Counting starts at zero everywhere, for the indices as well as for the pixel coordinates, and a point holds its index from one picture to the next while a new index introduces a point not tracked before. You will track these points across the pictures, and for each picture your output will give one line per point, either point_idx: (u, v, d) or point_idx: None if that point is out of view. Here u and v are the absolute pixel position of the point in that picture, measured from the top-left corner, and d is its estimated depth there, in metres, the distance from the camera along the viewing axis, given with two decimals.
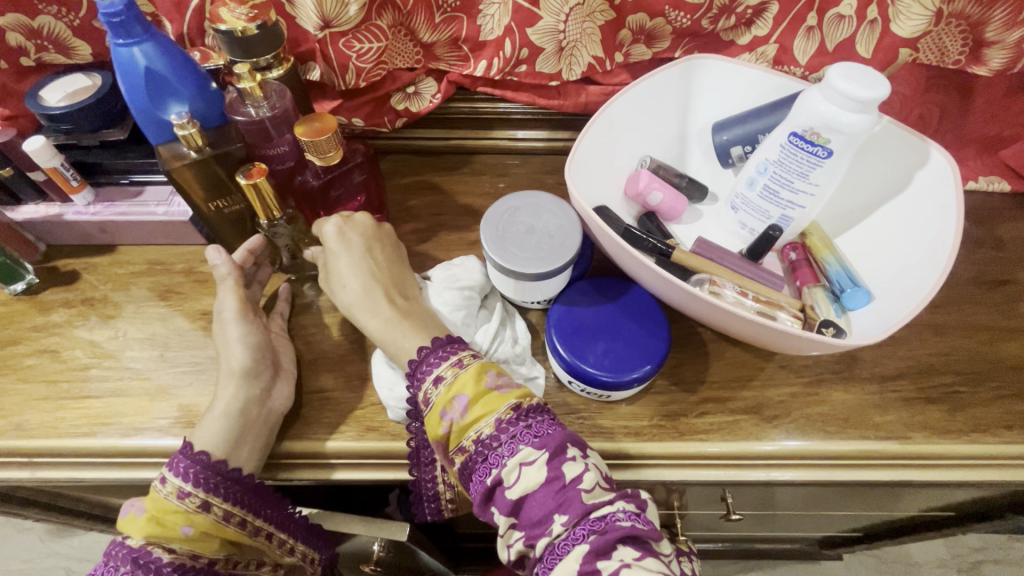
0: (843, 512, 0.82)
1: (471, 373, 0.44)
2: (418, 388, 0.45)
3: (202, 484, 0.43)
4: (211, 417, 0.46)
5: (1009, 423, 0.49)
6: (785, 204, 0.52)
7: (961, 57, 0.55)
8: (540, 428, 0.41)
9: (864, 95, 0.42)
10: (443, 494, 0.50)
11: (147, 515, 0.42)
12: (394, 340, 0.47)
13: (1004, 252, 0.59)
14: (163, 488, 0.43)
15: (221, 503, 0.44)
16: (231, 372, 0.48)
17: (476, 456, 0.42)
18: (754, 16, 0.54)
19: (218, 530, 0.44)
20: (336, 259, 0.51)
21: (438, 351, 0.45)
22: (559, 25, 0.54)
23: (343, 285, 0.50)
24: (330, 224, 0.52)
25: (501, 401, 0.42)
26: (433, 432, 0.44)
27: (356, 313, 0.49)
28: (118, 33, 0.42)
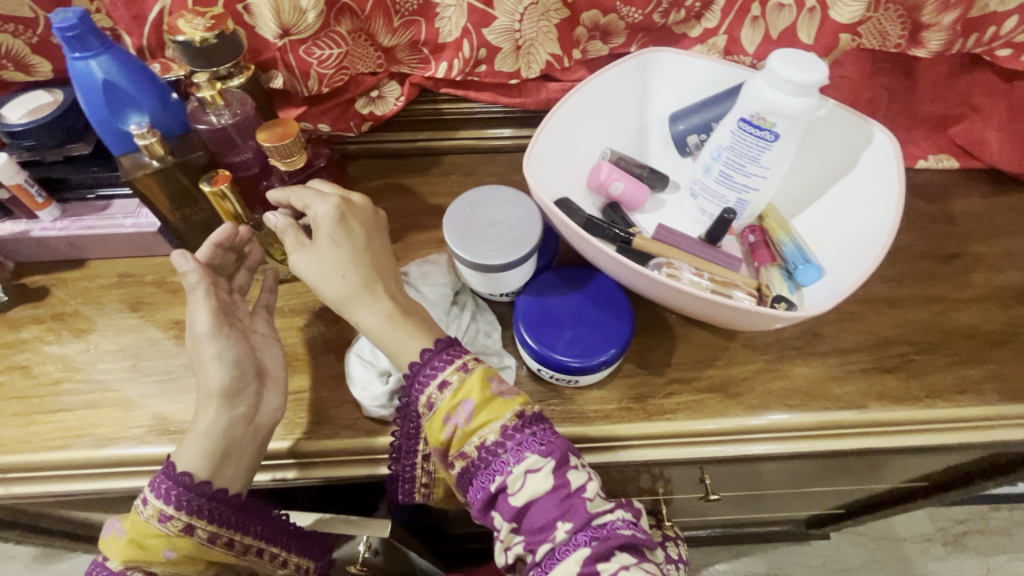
0: (824, 488, 0.84)
1: (476, 379, 0.44)
2: (420, 392, 0.44)
3: (184, 508, 0.43)
4: (194, 437, 0.44)
5: (962, 387, 0.51)
6: (739, 187, 0.53)
7: (901, 40, 0.57)
8: (545, 436, 0.42)
9: (805, 79, 0.44)
10: (420, 478, 0.51)
11: (128, 538, 0.42)
12: (394, 340, 0.45)
13: (956, 226, 0.61)
14: (145, 510, 0.43)
15: (204, 525, 0.44)
16: (213, 390, 0.45)
17: (478, 461, 0.42)
18: (703, 9, 0.56)
19: (201, 552, 0.44)
20: (333, 243, 0.46)
21: (442, 355, 0.44)
22: (514, 25, 0.56)
23: (337, 274, 0.46)
24: (326, 203, 0.47)
25: (506, 408, 0.43)
26: (434, 436, 0.44)
27: (351, 309, 0.46)
28: (74, 47, 0.43)
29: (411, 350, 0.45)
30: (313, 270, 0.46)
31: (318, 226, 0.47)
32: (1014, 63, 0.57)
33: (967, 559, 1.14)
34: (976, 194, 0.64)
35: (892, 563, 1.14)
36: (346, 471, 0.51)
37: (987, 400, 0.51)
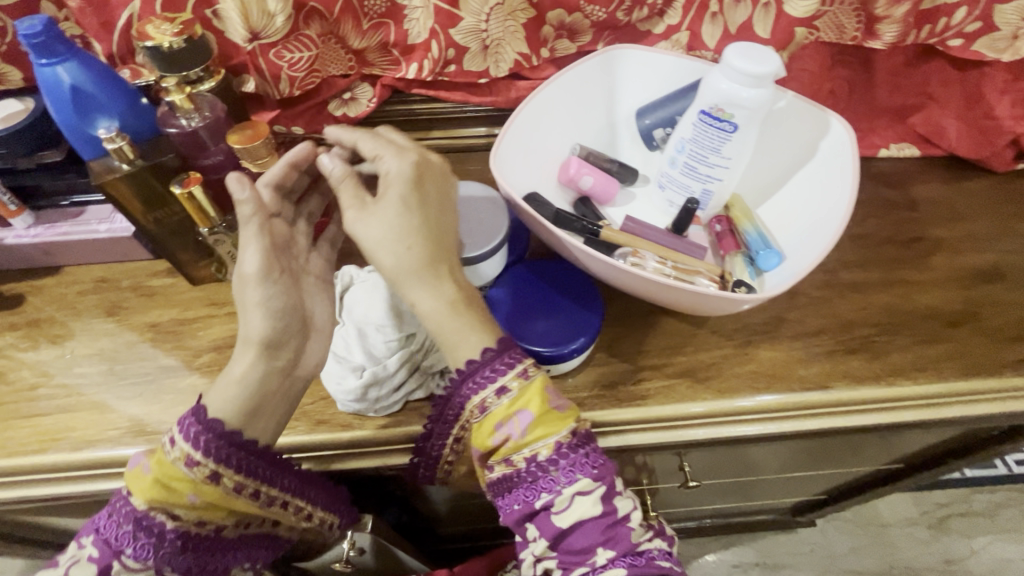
0: (806, 473, 0.85)
1: (535, 390, 0.43)
2: (474, 392, 0.43)
3: (212, 455, 0.41)
4: (226, 382, 0.43)
5: (922, 365, 0.53)
6: (705, 178, 0.54)
7: (857, 33, 0.59)
8: (597, 459, 0.43)
9: (757, 70, 0.46)
10: (445, 456, 0.49)
11: (153, 478, 0.41)
12: (451, 330, 0.43)
13: (918, 212, 0.63)
14: (172, 452, 0.41)
15: (231, 474, 0.42)
16: (259, 333, 0.44)
17: (525, 474, 0.42)
18: (665, 7, 0.58)
19: (226, 501, 0.43)
20: (403, 206, 0.42)
21: (503, 357, 0.43)
22: (481, 25, 0.57)
23: (404, 243, 0.42)
24: (402, 160, 0.44)
25: (562, 423, 0.43)
26: (482, 439, 0.43)
27: (407, 286, 0.43)
28: (40, 53, 0.44)
29: (468, 348, 0.43)
30: (378, 229, 0.42)
31: (388, 186, 0.43)
32: (966, 52, 0.58)
33: (951, 541, 1.15)
34: (936, 180, 0.66)
35: (878, 548, 1.15)
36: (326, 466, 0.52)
37: (945, 376, 0.52)
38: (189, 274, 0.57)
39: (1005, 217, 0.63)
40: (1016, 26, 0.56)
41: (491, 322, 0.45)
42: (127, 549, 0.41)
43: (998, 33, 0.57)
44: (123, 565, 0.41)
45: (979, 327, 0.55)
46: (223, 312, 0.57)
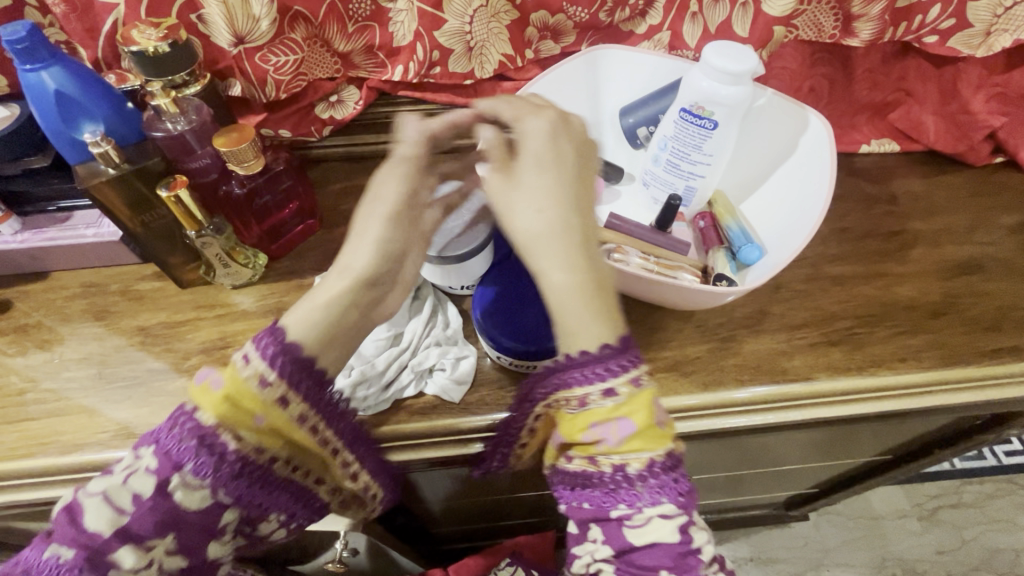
0: (796, 466, 0.86)
1: (642, 400, 0.39)
2: (578, 386, 0.39)
3: (285, 377, 0.38)
4: (308, 303, 0.39)
5: (903, 355, 0.54)
6: (687, 175, 0.55)
7: (835, 31, 0.60)
8: (684, 485, 0.40)
9: (734, 67, 0.47)
10: (520, 438, 0.48)
11: (224, 394, 0.37)
12: (572, 315, 0.39)
13: (898, 205, 0.64)
14: (246, 367, 0.37)
15: (300, 401, 0.38)
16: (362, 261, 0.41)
17: (608, 479, 0.40)
18: (646, 7, 0.59)
19: (290, 429, 0.39)
20: (539, 168, 0.40)
21: (618, 358, 0.39)
22: (465, 27, 0.57)
23: (535, 208, 0.39)
24: (540, 121, 0.41)
25: (658, 440, 0.40)
26: (572, 431, 0.41)
27: (537, 254, 0.39)
28: (24, 58, 0.44)
29: (582, 341, 0.39)
30: (515, 195, 0.40)
31: (525, 148, 0.40)
32: (942, 49, 0.60)
33: (941, 533, 1.16)
34: (916, 174, 0.67)
35: (870, 540, 1.16)
36: None
37: (925, 365, 0.53)
38: (176, 277, 0.57)
39: (983, 210, 0.64)
40: (989, 23, 0.57)
41: (615, 314, 0.40)
42: (187, 464, 0.37)
43: (972, 29, 0.58)
44: (181, 481, 0.37)
45: (958, 317, 0.56)
46: (212, 314, 0.57)
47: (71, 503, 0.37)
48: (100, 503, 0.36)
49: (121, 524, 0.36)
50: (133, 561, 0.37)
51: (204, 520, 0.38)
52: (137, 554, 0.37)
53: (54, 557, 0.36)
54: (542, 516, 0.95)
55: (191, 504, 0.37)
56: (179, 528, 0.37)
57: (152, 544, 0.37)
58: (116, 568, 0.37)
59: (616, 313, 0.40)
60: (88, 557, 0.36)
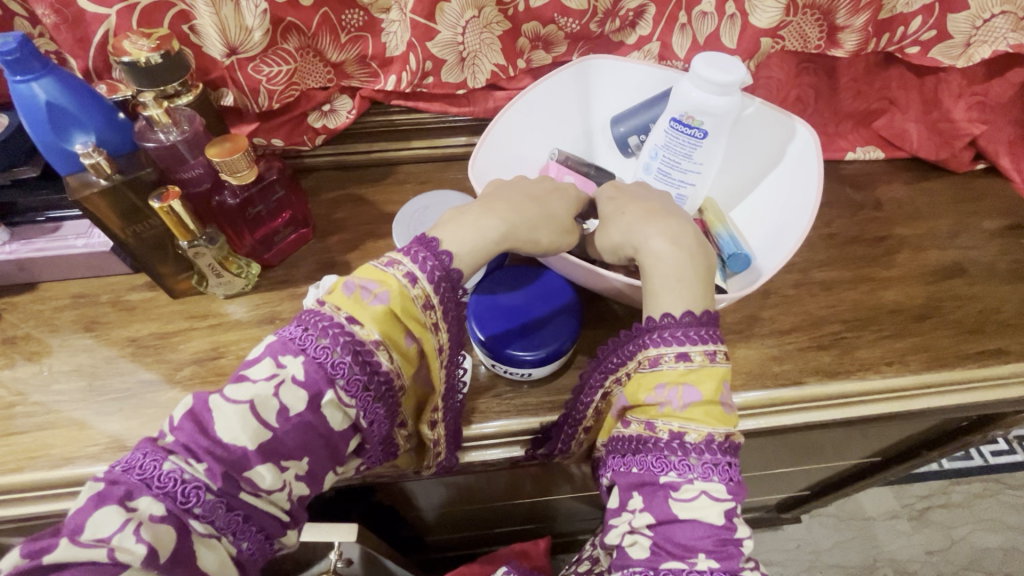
0: (788, 469, 0.87)
1: (715, 372, 0.41)
2: (655, 346, 0.42)
3: (442, 302, 0.43)
4: (469, 233, 0.45)
5: (890, 359, 0.55)
6: (677, 183, 0.56)
7: (820, 41, 0.61)
8: (736, 473, 0.40)
9: (724, 79, 0.48)
10: (585, 420, 0.49)
11: (388, 309, 0.40)
12: (668, 276, 0.44)
13: (883, 211, 0.66)
14: (413, 289, 0.41)
15: (443, 332, 0.44)
16: (512, 217, 0.46)
17: (661, 444, 0.40)
18: (636, 18, 0.60)
19: (430, 357, 0.43)
20: (615, 192, 0.51)
21: (699, 326, 0.42)
22: (457, 38, 0.58)
23: (619, 212, 0.49)
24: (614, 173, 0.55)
25: (722, 421, 0.40)
26: (636, 391, 0.42)
27: (635, 236, 0.46)
28: (14, 70, 0.43)
29: (677, 302, 0.43)
30: (608, 204, 0.50)
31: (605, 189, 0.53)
32: (924, 59, 0.61)
33: (931, 533, 1.18)
34: (900, 181, 0.69)
35: (861, 541, 1.17)
36: None
37: (911, 369, 0.54)
38: (168, 287, 0.57)
39: (965, 215, 0.65)
40: (969, 34, 0.58)
41: (708, 286, 0.44)
42: (340, 380, 0.38)
43: (952, 40, 0.59)
44: (333, 398, 0.38)
45: (943, 321, 0.57)
46: (204, 324, 0.57)
47: (197, 409, 0.37)
48: (245, 413, 0.36)
49: (265, 439, 0.36)
50: (269, 480, 0.36)
51: (337, 441, 0.39)
52: (274, 472, 0.37)
53: (176, 471, 0.35)
54: (539, 522, 0.95)
55: (334, 423, 0.38)
56: (314, 447, 0.38)
57: (287, 464, 0.37)
58: (253, 485, 0.36)
59: (707, 289, 0.44)
60: (225, 469, 0.35)
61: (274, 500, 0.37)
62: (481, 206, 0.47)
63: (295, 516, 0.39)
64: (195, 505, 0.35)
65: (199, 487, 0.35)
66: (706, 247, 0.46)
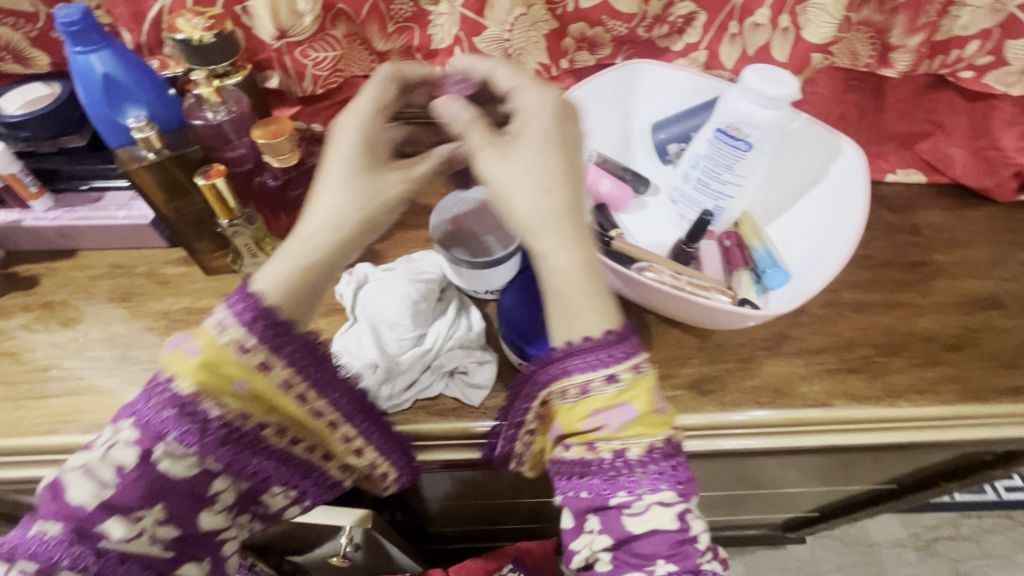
0: (800, 489, 0.86)
1: (644, 385, 0.40)
2: (580, 372, 0.40)
3: (265, 343, 0.37)
4: (289, 257, 0.38)
5: (921, 388, 0.54)
6: (716, 194, 0.56)
7: (870, 60, 0.60)
8: (682, 474, 0.41)
9: (776, 92, 0.47)
10: (526, 423, 0.47)
11: (201, 360, 0.36)
12: (574, 301, 0.40)
13: (919, 237, 0.65)
14: (221, 335, 0.36)
15: (281, 367, 0.38)
16: (368, 202, 0.38)
17: (609, 466, 0.40)
18: (685, 25, 0.59)
19: (275, 394, 0.39)
20: (543, 146, 0.39)
21: (619, 345, 0.40)
22: (505, 34, 0.58)
23: (545, 188, 0.39)
24: (540, 95, 0.41)
25: (659, 426, 0.40)
26: (572, 420, 0.41)
27: (543, 234, 0.39)
28: (76, 41, 0.44)
29: (586, 325, 0.40)
30: (523, 162, 0.39)
31: (524, 121, 0.40)
32: (977, 84, 0.60)
33: (937, 564, 1.16)
34: (940, 207, 0.67)
35: (865, 567, 1.16)
36: None
37: (942, 399, 0.53)
38: (202, 263, 0.58)
39: (1006, 246, 0.64)
40: None
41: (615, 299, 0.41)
42: (170, 434, 0.37)
43: (1008, 68, 0.58)
44: (165, 450, 0.37)
45: (976, 352, 0.56)
46: None
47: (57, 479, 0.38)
48: (79, 476, 0.36)
49: (106, 496, 0.36)
50: (121, 530, 0.37)
51: (192, 486, 0.38)
52: (125, 523, 0.37)
53: (39, 533, 0.37)
54: (541, 522, 0.96)
55: (175, 472, 0.37)
56: (166, 495, 0.38)
57: (141, 515, 0.37)
58: (106, 537, 0.37)
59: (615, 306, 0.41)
60: (77, 526, 0.36)
61: (141, 544, 0.38)
62: (323, 207, 0.38)
63: (183, 552, 0.40)
64: (62, 559, 0.36)
65: (60, 543, 0.36)
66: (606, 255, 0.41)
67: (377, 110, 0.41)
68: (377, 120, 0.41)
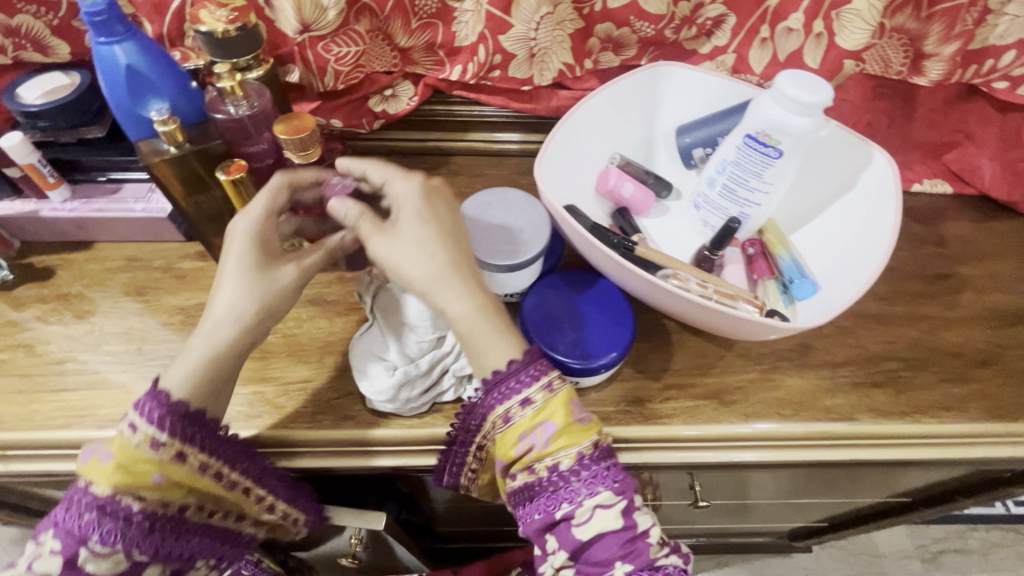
0: (812, 500, 0.85)
1: (559, 399, 0.44)
2: (501, 402, 0.44)
3: (176, 436, 0.42)
4: (191, 358, 0.44)
5: (947, 404, 0.53)
6: (742, 201, 0.55)
7: (903, 68, 0.59)
8: (616, 472, 0.43)
9: (811, 99, 0.46)
10: (469, 463, 0.49)
11: (115, 463, 0.41)
12: (480, 336, 0.45)
13: (945, 249, 0.63)
14: (134, 436, 0.41)
15: (195, 453, 0.43)
16: (263, 293, 0.44)
17: (547, 482, 0.43)
18: (714, 27, 0.58)
19: (191, 480, 0.43)
20: (419, 222, 0.46)
21: (528, 370, 0.44)
22: (530, 33, 0.57)
23: (427, 254, 0.45)
24: (408, 183, 0.48)
25: (584, 435, 0.43)
26: (505, 449, 0.44)
27: (440, 292, 0.45)
28: (100, 31, 0.44)
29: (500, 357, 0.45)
30: (403, 240, 0.45)
31: (404, 204, 0.47)
32: (1011, 95, 0.58)
33: None
34: (967, 219, 0.66)
35: None
36: (350, 463, 0.50)
37: (970, 416, 0.52)
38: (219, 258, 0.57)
39: None
40: None
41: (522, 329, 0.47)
42: (92, 536, 0.40)
43: None
44: (89, 553, 0.40)
45: (1004, 369, 0.55)
46: None
47: None
48: None
49: None
50: None
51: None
52: None
53: None
54: None
55: (102, 569, 0.41)
56: None
57: None
58: None
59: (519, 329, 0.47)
60: None
61: None
62: (221, 306, 0.44)
63: None
64: None
65: None
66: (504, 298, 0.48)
67: (267, 210, 0.46)
68: (270, 221, 0.47)
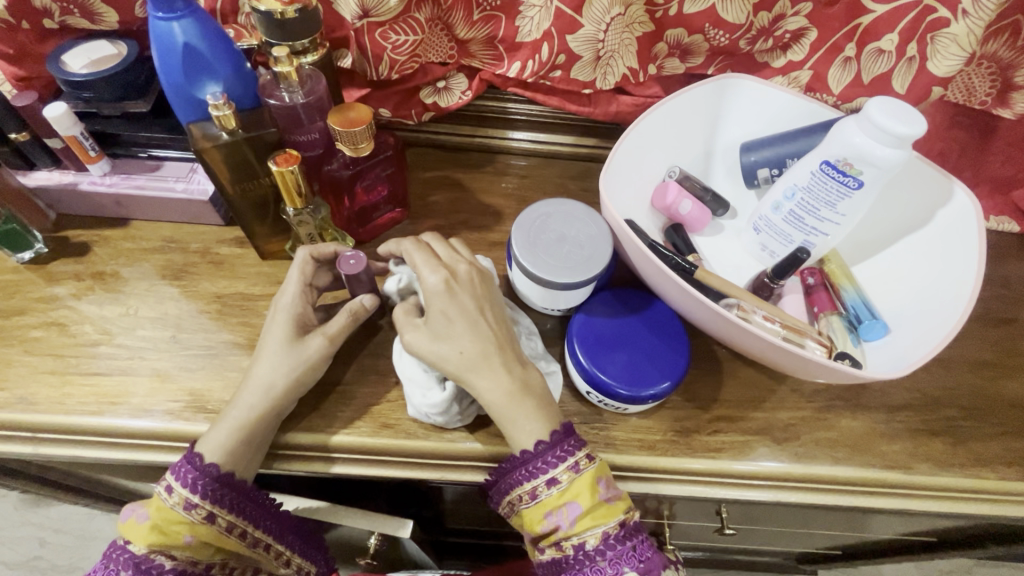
0: (831, 532, 0.83)
1: (586, 481, 0.42)
2: (528, 479, 0.43)
3: (208, 497, 0.43)
4: (222, 425, 0.44)
5: (1009, 459, 0.50)
6: (809, 229, 0.52)
7: (987, 98, 0.55)
8: (643, 551, 0.42)
9: (904, 131, 0.43)
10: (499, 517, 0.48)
11: (151, 523, 0.42)
12: (513, 418, 0.44)
13: (1010, 290, 0.59)
14: (170, 498, 0.42)
15: (225, 515, 0.43)
16: (293, 367, 0.46)
17: (573, 560, 0.42)
18: (792, 41, 0.55)
19: (219, 540, 0.43)
20: (450, 317, 0.45)
21: (555, 450, 0.43)
22: (599, 34, 0.53)
23: (455, 347, 0.44)
24: (437, 275, 0.46)
25: (611, 514, 0.42)
26: (531, 523, 0.44)
27: (470, 378, 0.44)
28: (159, 5, 0.42)
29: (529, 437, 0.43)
30: (435, 329, 0.45)
31: (431, 295, 0.46)
32: None
33: None
34: None
35: None
36: (384, 469, 0.49)
37: None
38: (259, 247, 0.55)
39: None
40: None
41: (550, 404, 0.45)
42: None
43: None
44: None
45: None
46: None
47: None
48: None
49: None
50: None
51: None
52: None
53: None
54: None
55: None
56: None
57: None
58: None
59: (553, 403, 0.46)
60: None
61: None
62: (253, 379, 0.45)
63: None
64: None
65: None
66: (533, 375, 0.46)
67: (303, 287, 0.49)
68: (304, 294, 0.49)
